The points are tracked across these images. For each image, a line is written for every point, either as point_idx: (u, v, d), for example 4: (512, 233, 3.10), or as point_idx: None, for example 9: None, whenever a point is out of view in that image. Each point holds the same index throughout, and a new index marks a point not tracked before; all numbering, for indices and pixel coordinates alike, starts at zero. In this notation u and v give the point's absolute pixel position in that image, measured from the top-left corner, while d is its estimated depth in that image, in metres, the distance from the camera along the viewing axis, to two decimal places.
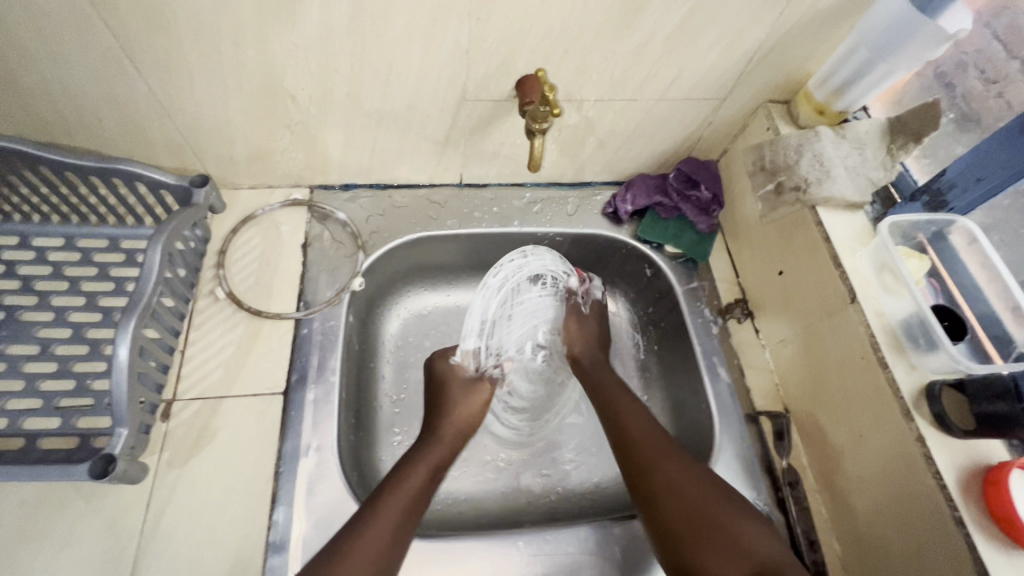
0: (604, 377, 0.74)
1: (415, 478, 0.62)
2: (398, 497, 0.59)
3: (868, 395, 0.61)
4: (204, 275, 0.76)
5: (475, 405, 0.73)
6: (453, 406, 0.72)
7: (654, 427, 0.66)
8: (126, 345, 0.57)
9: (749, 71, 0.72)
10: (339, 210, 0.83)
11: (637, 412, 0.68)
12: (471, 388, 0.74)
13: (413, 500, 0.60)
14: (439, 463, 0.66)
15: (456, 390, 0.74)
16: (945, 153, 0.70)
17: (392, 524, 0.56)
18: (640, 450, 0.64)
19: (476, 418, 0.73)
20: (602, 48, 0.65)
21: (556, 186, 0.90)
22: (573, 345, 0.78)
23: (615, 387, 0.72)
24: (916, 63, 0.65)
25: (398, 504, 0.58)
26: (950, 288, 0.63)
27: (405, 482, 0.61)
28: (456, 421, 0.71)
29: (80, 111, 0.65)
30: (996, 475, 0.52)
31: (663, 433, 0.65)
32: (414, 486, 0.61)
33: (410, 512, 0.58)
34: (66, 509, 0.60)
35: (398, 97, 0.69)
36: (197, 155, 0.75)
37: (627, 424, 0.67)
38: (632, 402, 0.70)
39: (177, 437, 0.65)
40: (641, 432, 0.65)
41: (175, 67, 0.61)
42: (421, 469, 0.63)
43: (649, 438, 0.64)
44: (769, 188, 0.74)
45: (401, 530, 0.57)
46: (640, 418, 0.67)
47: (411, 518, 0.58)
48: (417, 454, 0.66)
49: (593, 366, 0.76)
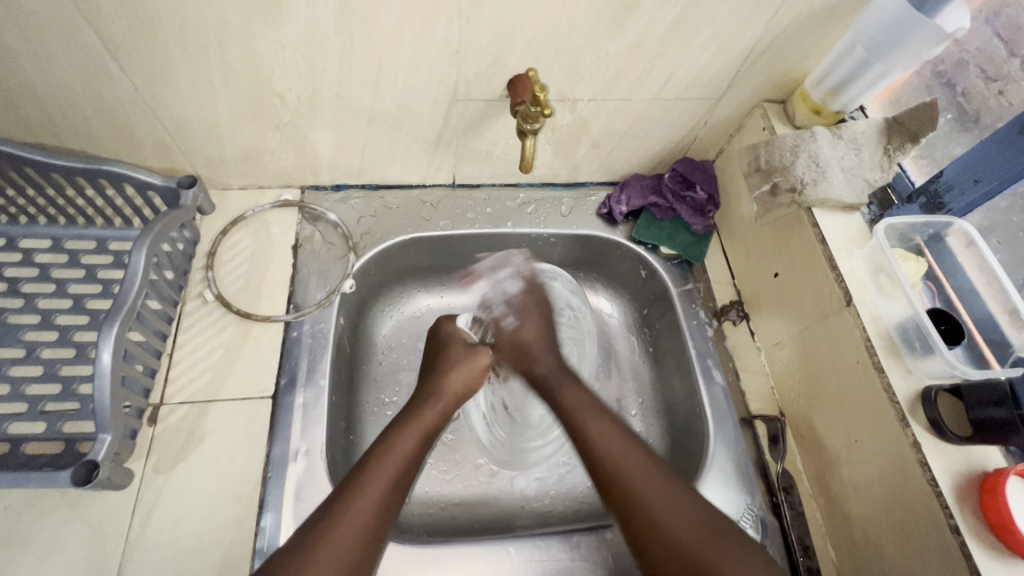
0: (565, 395, 0.66)
1: (406, 444, 0.60)
2: (387, 464, 0.57)
3: (864, 400, 0.60)
4: (193, 277, 0.75)
5: (476, 367, 0.70)
6: (448, 364, 0.70)
7: (635, 447, 0.60)
8: (110, 349, 0.56)
9: (745, 71, 0.71)
10: (330, 210, 0.82)
11: (604, 428, 0.61)
12: (471, 351, 0.72)
13: (403, 466, 0.58)
14: (433, 425, 0.64)
15: (458, 351, 0.72)
16: (943, 154, 0.69)
17: (380, 495, 0.55)
18: (621, 478, 0.57)
19: (475, 380, 0.70)
20: (595, 48, 0.64)
21: (550, 187, 0.89)
22: (520, 361, 0.71)
23: (581, 404, 0.64)
24: (913, 63, 0.64)
25: (388, 472, 0.56)
26: (948, 291, 0.62)
27: (395, 447, 0.59)
28: (457, 378, 0.69)
29: (65, 111, 0.64)
30: (994, 483, 0.51)
31: (647, 455, 0.59)
32: (405, 450, 0.59)
33: (399, 481, 0.57)
34: (51, 514, 0.59)
35: (389, 97, 0.68)
36: (186, 156, 0.74)
37: (600, 447, 0.60)
38: (608, 422, 0.62)
39: (164, 441, 0.64)
40: (613, 453, 0.59)
41: (161, 67, 0.60)
42: (413, 431, 0.61)
43: (630, 463, 0.58)
44: (765, 189, 0.73)
45: (386, 504, 0.55)
46: (617, 441, 0.60)
47: (399, 487, 0.57)
48: (410, 414, 0.64)
49: (548, 372, 0.69)
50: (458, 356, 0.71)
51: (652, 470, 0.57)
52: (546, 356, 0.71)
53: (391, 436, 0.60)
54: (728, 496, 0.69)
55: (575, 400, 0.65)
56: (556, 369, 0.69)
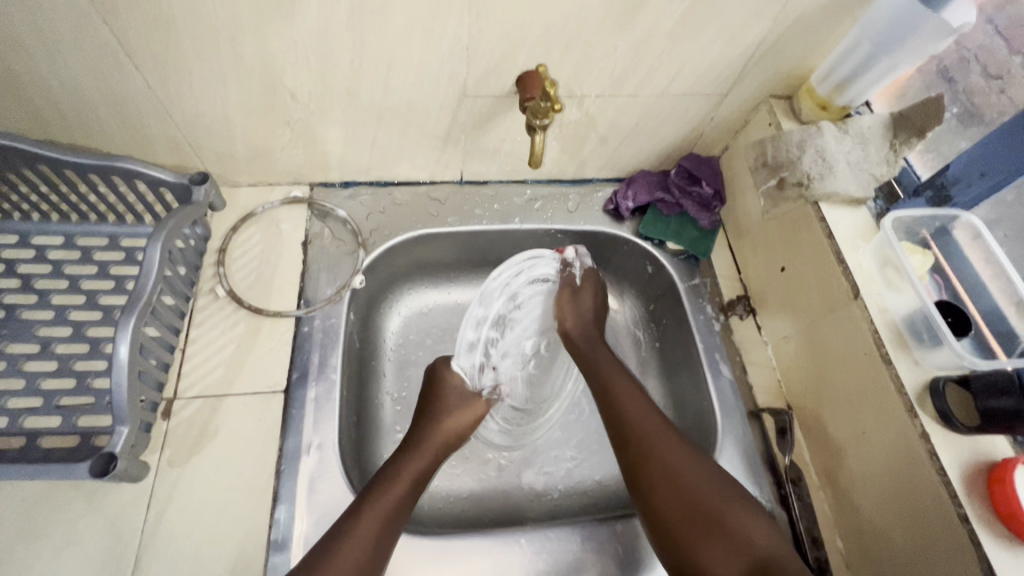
0: (598, 360, 0.72)
1: (396, 489, 0.60)
2: (377, 509, 0.58)
3: (871, 391, 0.61)
4: (204, 273, 0.75)
5: (468, 414, 0.71)
6: (441, 412, 0.70)
7: (654, 417, 0.64)
8: (127, 343, 0.57)
9: (751, 66, 0.71)
10: (339, 207, 0.82)
11: (629, 388, 0.67)
12: (467, 399, 0.72)
13: (391, 512, 0.58)
14: (424, 471, 0.65)
15: (453, 399, 0.71)
16: (949, 147, 0.69)
17: (367, 544, 0.55)
18: (641, 444, 0.62)
19: (468, 427, 0.71)
20: (603, 44, 0.65)
21: (557, 183, 0.90)
22: (567, 323, 0.77)
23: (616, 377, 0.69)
24: (919, 59, 0.65)
25: (378, 516, 0.57)
26: (954, 284, 0.63)
27: (387, 492, 0.59)
28: (443, 430, 0.68)
29: (79, 108, 0.65)
30: (1002, 472, 0.51)
31: (663, 422, 0.64)
32: (394, 498, 0.59)
33: (389, 526, 0.57)
34: (68, 507, 0.60)
35: (398, 94, 0.69)
36: (197, 154, 0.75)
37: (625, 408, 0.65)
38: (628, 381, 0.68)
39: (178, 435, 0.64)
40: (636, 412, 0.65)
41: (175, 63, 0.61)
42: (403, 479, 0.62)
43: (652, 432, 0.62)
44: (772, 183, 0.74)
45: (376, 547, 0.56)
46: (641, 404, 0.65)
47: (389, 533, 0.57)
48: (401, 461, 0.64)
49: (585, 338, 0.75)
50: (455, 405, 0.71)
51: (670, 436, 0.62)
52: (578, 320, 0.77)
53: (382, 483, 0.60)
54: None
55: (607, 365, 0.71)
56: (592, 336, 0.75)
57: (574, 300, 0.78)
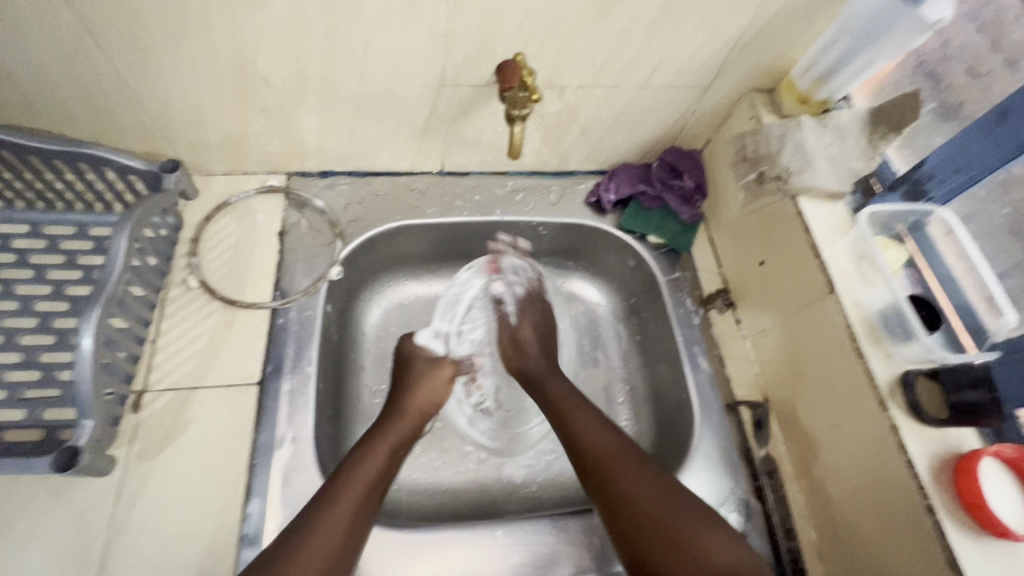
0: (549, 388, 0.71)
1: (380, 452, 0.61)
2: (363, 471, 0.58)
3: (843, 383, 0.62)
4: (177, 263, 0.74)
5: (439, 382, 0.73)
6: (414, 381, 0.72)
7: (610, 435, 0.62)
8: (92, 334, 0.55)
9: (733, 59, 0.71)
10: (317, 197, 0.81)
11: (586, 420, 0.64)
12: (433, 367, 0.74)
13: (377, 475, 0.59)
14: (407, 437, 0.65)
15: (420, 367, 0.74)
16: (924, 142, 0.69)
17: (357, 501, 0.56)
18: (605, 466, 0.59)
19: (441, 392, 0.73)
20: (584, 34, 0.64)
21: (539, 175, 0.89)
22: (514, 361, 0.77)
23: (581, 414, 0.65)
24: (898, 54, 0.65)
25: (366, 476, 0.58)
26: (928, 279, 0.63)
27: (370, 455, 0.60)
28: (420, 397, 0.70)
29: (42, 92, 0.63)
30: (967, 463, 0.52)
31: (624, 441, 0.61)
32: (378, 461, 0.60)
33: (375, 487, 0.58)
34: (31, 501, 0.59)
35: (375, 82, 0.67)
36: (169, 141, 0.73)
37: (580, 438, 0.63)
38: (593, 415, 0.65)
39: (148, 428, 0.63)
40: (595, 445, 0.61)
41: (141, 46, 0.59)
42: (387, 440, 0.63)
43: (609, 451, 0.60)
44: (751, 177, 0.75)
45: (364, 506, 0.56)
46: (595, 429, 0.63)
47: (375, 493, 0.58)
48: (383, 426, 0.65)
49: (538, 370, 0.74)
50: (422, 371, 0.74)
51: (631, 458, 0.59)
52: (531, 354, 0.76)
53: (365, 446, 0.62)
54: (713, 482, 0.70)
55: (559, 390, 0.69)
56: (543, 366, 0.74)
57: (514, 341, 0.78)
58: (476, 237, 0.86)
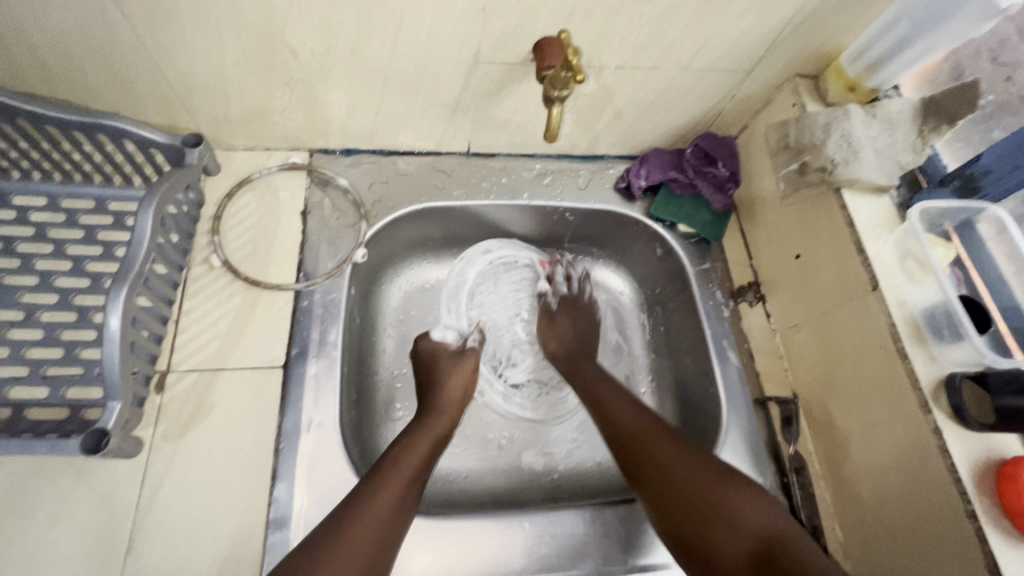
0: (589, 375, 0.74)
1: (421, 448, 0.62)
2: (401, 469, 0.58)
3: (882, 383, 0.60)
4: (199, 241, 0.72)
5: (465, 372, 0.73)
6: (443, 375, 0.72)
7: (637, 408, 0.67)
8: (118, 314, 0.54)
9: (780, 42, 0.68)
10: (340, 175, 0.79)
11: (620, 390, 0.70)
12: (458, 360, 0.74)
13: (416, 468, 0.59)
14: (443, 432, 0.66)
15: (446, 362, 0.74)
16: (979, 136, 0.66)
17: (396, 496, 0.56)
18: (631, 431, 0.64)
19: (471, 383, 0.73)
20: (628, 12, 0.61)
21: (567, 158, 0.86)
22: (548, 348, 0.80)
23: (599, 377, 0.73)
24: (957, 42, 0.61)
25: (403, 474, 0.58)
26: (974, 279, 0.61)
27: (410, 451, 0.61)
28: (452, 386, 0.71)
29: (61, 59, 0.60)
30: (1012, 471, 0.50)
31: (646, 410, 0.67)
32: (418, 455, 0.61)
33: (415, 480, 0.59)
34: (57, 481, 0.58)
35: (407, 56, 0.64)
36: (189, 113, 0.70)
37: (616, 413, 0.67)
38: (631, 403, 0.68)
39: (173, 409, 0.62)
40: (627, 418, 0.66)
41: (165, 13, 0.55)
42: (426, 439, 0.63)
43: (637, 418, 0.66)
44: (792, 168, 0.72)
45: (403, 502, 0.56)
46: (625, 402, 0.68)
47: (412, 490, 0.58)
48: (419, 425, 0.65)
49: (573, 360, 0.77)
50: (448, 366, 0.73)
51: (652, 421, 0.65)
52: (558, 338, 0.80)
53: (406, 441, 0.62)
54: None
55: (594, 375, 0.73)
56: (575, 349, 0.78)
57: (552, 326, 0.81)
58: (500, 220, 0.85)
